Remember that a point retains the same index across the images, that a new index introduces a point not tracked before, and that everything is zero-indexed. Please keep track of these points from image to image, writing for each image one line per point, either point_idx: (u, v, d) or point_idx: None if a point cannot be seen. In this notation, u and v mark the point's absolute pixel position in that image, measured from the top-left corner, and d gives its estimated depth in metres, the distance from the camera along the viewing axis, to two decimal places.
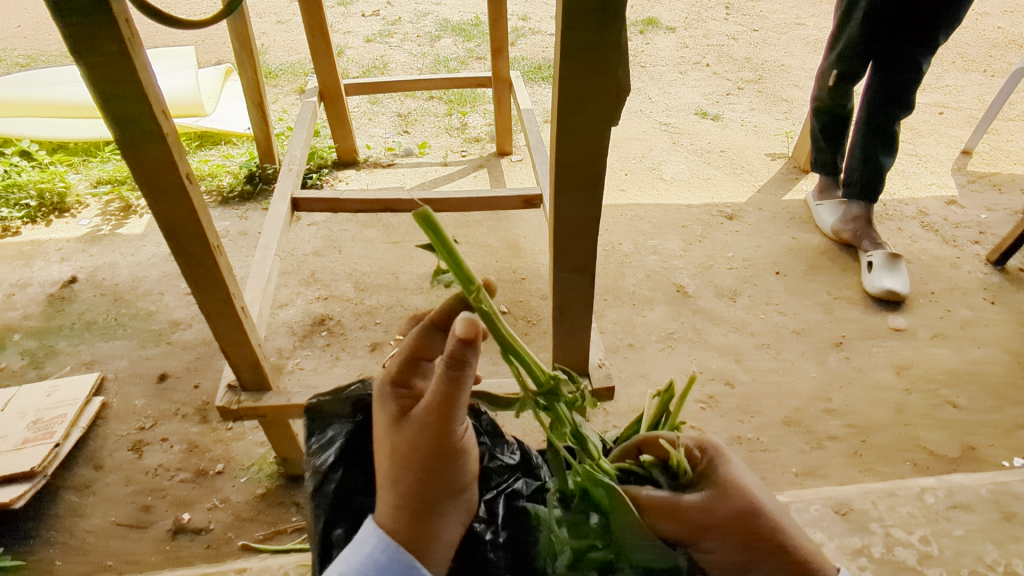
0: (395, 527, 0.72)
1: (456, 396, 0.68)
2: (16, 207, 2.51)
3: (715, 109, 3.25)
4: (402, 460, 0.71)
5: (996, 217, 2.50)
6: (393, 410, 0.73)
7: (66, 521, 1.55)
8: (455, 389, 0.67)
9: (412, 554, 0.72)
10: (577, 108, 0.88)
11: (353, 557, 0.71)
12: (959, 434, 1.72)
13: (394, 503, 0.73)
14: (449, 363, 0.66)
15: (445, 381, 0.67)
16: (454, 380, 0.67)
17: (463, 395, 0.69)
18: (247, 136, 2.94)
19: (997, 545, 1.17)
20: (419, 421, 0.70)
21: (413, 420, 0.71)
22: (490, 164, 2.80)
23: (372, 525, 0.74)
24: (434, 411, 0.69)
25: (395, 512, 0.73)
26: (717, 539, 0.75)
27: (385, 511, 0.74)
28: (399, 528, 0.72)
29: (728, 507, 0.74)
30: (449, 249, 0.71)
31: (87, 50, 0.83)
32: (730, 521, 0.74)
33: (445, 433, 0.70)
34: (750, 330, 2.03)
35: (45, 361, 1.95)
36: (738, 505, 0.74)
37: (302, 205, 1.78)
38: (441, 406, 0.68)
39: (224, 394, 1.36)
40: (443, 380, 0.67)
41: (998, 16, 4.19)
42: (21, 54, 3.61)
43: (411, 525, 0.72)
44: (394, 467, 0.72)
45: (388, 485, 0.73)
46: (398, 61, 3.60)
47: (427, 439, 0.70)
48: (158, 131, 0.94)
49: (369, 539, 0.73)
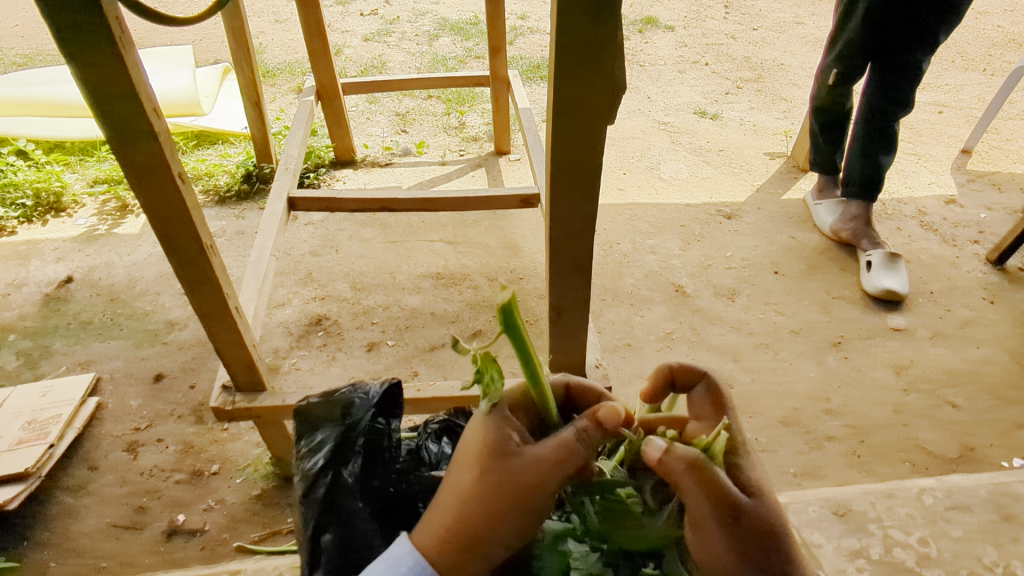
0: (440, 553, 0.72)
1: (570, 465, 0.69)
2: (11, 207, 2.49)
3: (713, 108, 3.24)
4: (477, 495, 0.70)
5: (995, 217, 2.49)
6: (492, 440, 0.72)
7: (61, 523, 1.54)
8: (571, 455, 0.68)
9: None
10: (571, 106, 0.87)
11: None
12: (959, 434, 1.71)
13: (446, 528, 0.72)
14: (578, 433, 0.68)
15: (563, 448, 0.69)
16: (572, 450, 0.68)
17: (571, 466, 0.69)
18: (245, 136, 2.93)
19: (996, 547, 1.16)
20: (519, 466, 0.70)
21: (510, 462, 0.70)
22: (488, 164, 2.79)
23: (406, 546, 0.74)
24: (540, 465, 0.69)
25: (444, 538, 0.72)
26: (730, 530, 0.67)
27: (430, 533, 0.73)
28: (442, 555, 0.72)
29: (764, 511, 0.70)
30: (523, 341, 0.71)
31: (77, 50, 0.83)
32: (763, 526, 0.69)
33: (539, 488, 0.70)
34: (748, 331, 2.02)
35: (41, 361, 1.94)
36: (771, 515, 0.70)
37: (298, 205, 1.78)
38: (551, 466, 0.69)
39: (219, 394, 1.35)
40: (563, 446, 0.68)
41: (998, 15, 4.17)
42: (17, 54, 3.60)
43: (457, 554, 0.72)
44: (464, 499, 0.71)
45: (447, 510, 0.73)
46: (397, 60, 3.59)
47: (518, 488, 0.70)
48: (150, 130, 0.93)
49: (405, 562, 0.73)
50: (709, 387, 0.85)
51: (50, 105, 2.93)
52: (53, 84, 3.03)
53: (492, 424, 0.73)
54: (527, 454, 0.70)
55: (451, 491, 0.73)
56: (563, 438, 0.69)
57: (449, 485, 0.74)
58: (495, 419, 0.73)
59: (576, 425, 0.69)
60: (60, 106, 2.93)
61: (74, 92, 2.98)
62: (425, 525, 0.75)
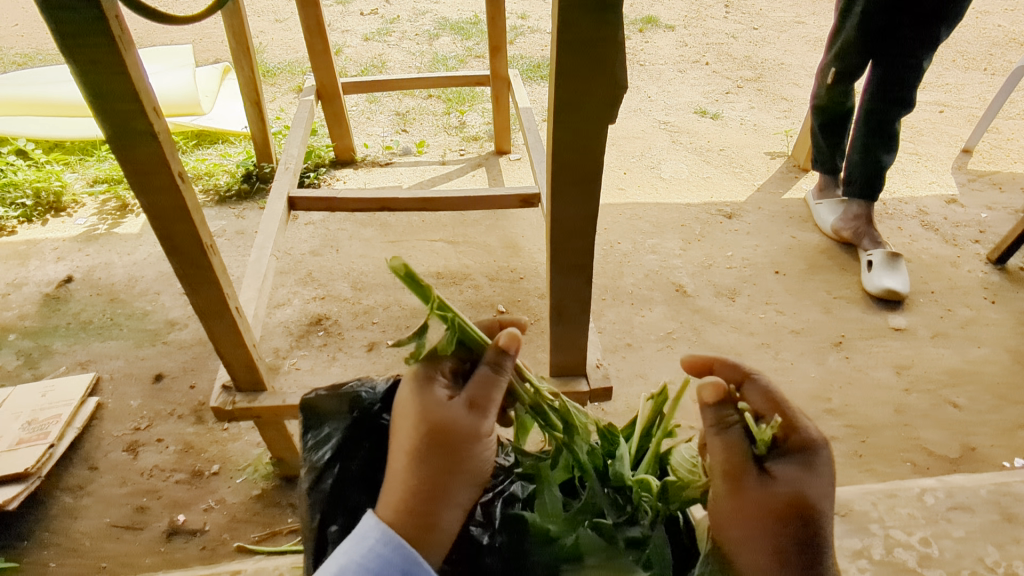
0: (405, 518, 0.71)
1: (496, 400, 0.74)
2: (11, 207, 2.49)
3: (714, 108, 3.23)
4: (422, 453, 0.71)
5: (996, 217, 2.49)
6: (425, 397, 0.73)
7: (60, 523, 1.54)
8: (494, 389, 0.73)
9: (418, 548, 0.70)
10: (573, 104, 0.86)
11: (354, 551, 0.70)
12: (960, 434, 1.71)
13: (402, 493, 0.72)
14: (491, 367, 0.74)
15: (484, 381, 0.73)
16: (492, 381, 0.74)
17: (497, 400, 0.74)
18: (245, 136, 2.92)
19: (998, 547, 1.16)
20: (454, 415, 0.72)
21: (447, 413, 0.72)
22: (488, 164, 2.79)
23: (372, 519, 0.72)
24: (471, 410, 0.72)
25: (406, 503, 0.71)
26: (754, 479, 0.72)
27: (389, 501, 0.72)
28: (408, 518, 0.71)
29: (795, 481, 0.71)
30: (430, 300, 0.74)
31: (75, 46, 0.82)
32: (785, 497, 0.70)
33: (480, 432, 0.73)
34: (749, 331, 2.01)
35: (40, 361, 1.94)
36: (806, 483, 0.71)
37: (298, 205, 1.77)
38: (484, 410, 0.73)
39: (218, 394, 1.34)
40: (484, 379, 0.73)
41: (999, 14, 4.17)
42: (17, 54, 3.59)
43: (421, 516, 0.71)
44: (414, 462, 0.72)
45: (400, 471, 0.73)
46: (397, 60, 3.58)
47: (454, 438, 0.71)
48: (149, 129, 0.92)
49: (371, 535, 0.71)
50: (764, 390, 0.80)
51: (49, 104, 2.92)
52: (52, 83, 3.03)
53: (419, 388, 0.74)
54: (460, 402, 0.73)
55: (398, 454, 0.73)
56: (482, 376, 0.73)
57: (395, 456, 0.74)
58: (419, 379, 0.75)
59: (487, 360, 0.74)
60: (59, 106, 2.93)
61: (74, 92, 2.98)
62: (386, 494, 0.73)
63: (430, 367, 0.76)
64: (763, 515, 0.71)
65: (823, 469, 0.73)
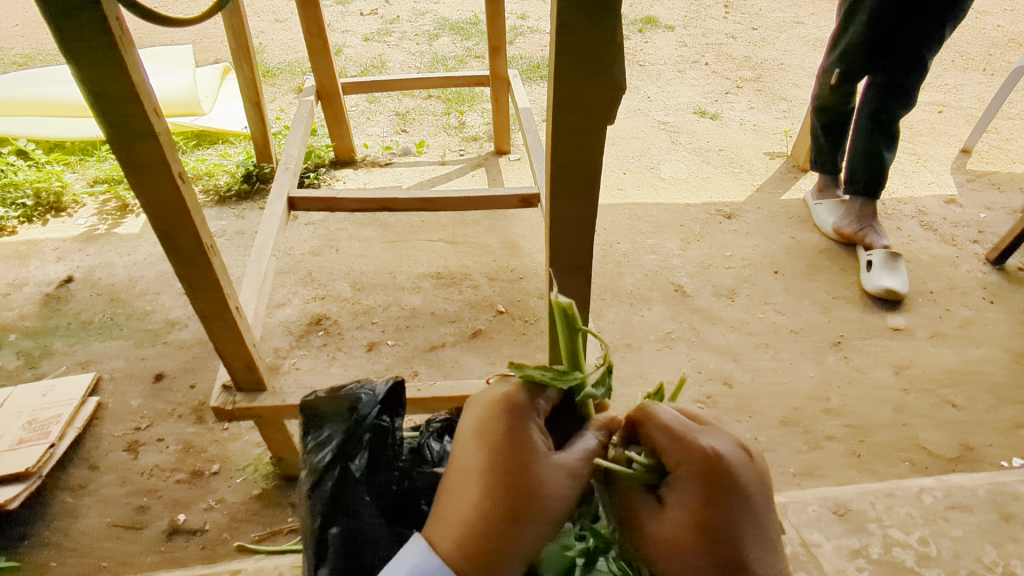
0: (469, 560, 0.63)
1: (592, 473, 0.72)
2: (11, 207, 2.49)
3: (713, 108, 3.24)
4: (509, 489, 0.65)
5: (995, 217, 2.49)
6: (526, 435, 0.69)
7: (61, 522, 1.54)
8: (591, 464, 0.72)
9: None
10: (571, 105, 0.87)
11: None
12: (959, 433, 1.71)
13: (473, 529, 0.64)
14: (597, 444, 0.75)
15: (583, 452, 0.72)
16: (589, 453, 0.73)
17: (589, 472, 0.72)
18: (245, 136, 2.93)
19: (996, 546, 1.16)
20: (553, 471, 0.68)
21: (547, 466, 0.67)
22: (488, 164, 2.79)
23: (432, 560, 0.64)
24: (568, 471, 0.69)
25: (471, 546, 0.64)
26: (652, 533, 0.67)
27: (447, 537, 0.65)
28: (472, 559, 0.63)
29: (691, 511, 0.64)
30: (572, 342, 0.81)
31: (74, 48, 0.82)
32: (682, 526, 0.64)
33: (569, 491, 0.68)
34: (748, 330, 2.02)
35: (41, 361, 1.94)
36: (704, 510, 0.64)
37: (298, 205, 1.77)
38: (578, 477, 0.70)
39: (218, 394, 1.34)
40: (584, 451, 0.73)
41: (998, 15, 4.17)
42: (17, 54, 3.59)
43: (487, 561, 0.63)
44: (492, 504, 0.65)
45: (475, 507, 0.65)
46: (397, 60, 3.59)
47: (549, 488, 0.67)
48: (150, 130, 0.93)
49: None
50: (655, 425, 0.71)
51: (49, 104, 2.92)
52: (52, 83, 3.04)
53: (518, 423, 0.69)
54: (561, 458, 0.70)
55: (472, 487, 0.66)
56: (586, 449, 0.73)
57: (461, 490, 0.67)
58: (519, 413, 0.70)
59: (598, 439, 0.76)
60: (59, 106, 2.93)
61: (74, 92, 2.98)
62: (442, 529, 0.66)
63: (525, 405, 0.71)
64: (670, 560, 0.65)
65: (722, 484, 0.64)
